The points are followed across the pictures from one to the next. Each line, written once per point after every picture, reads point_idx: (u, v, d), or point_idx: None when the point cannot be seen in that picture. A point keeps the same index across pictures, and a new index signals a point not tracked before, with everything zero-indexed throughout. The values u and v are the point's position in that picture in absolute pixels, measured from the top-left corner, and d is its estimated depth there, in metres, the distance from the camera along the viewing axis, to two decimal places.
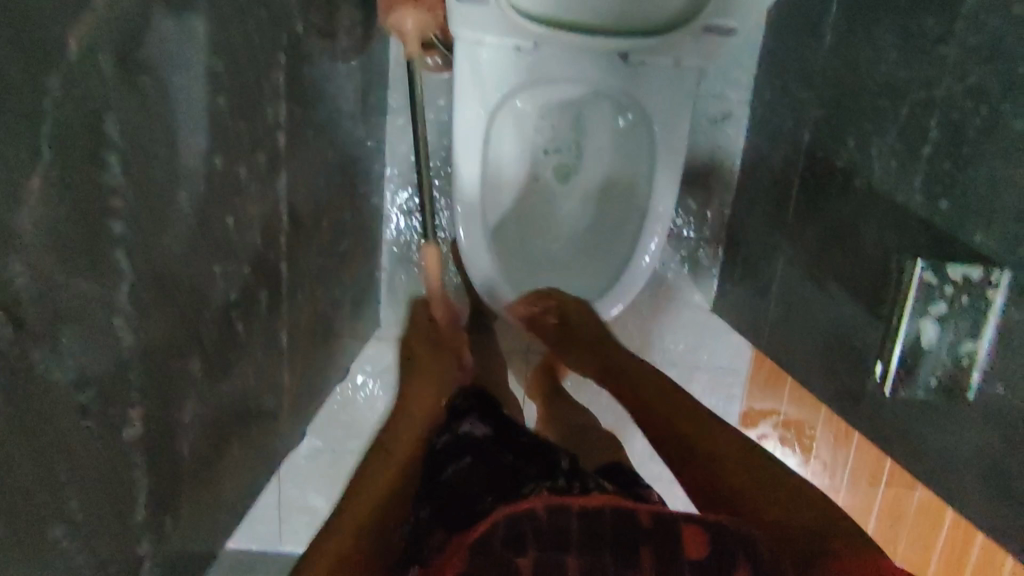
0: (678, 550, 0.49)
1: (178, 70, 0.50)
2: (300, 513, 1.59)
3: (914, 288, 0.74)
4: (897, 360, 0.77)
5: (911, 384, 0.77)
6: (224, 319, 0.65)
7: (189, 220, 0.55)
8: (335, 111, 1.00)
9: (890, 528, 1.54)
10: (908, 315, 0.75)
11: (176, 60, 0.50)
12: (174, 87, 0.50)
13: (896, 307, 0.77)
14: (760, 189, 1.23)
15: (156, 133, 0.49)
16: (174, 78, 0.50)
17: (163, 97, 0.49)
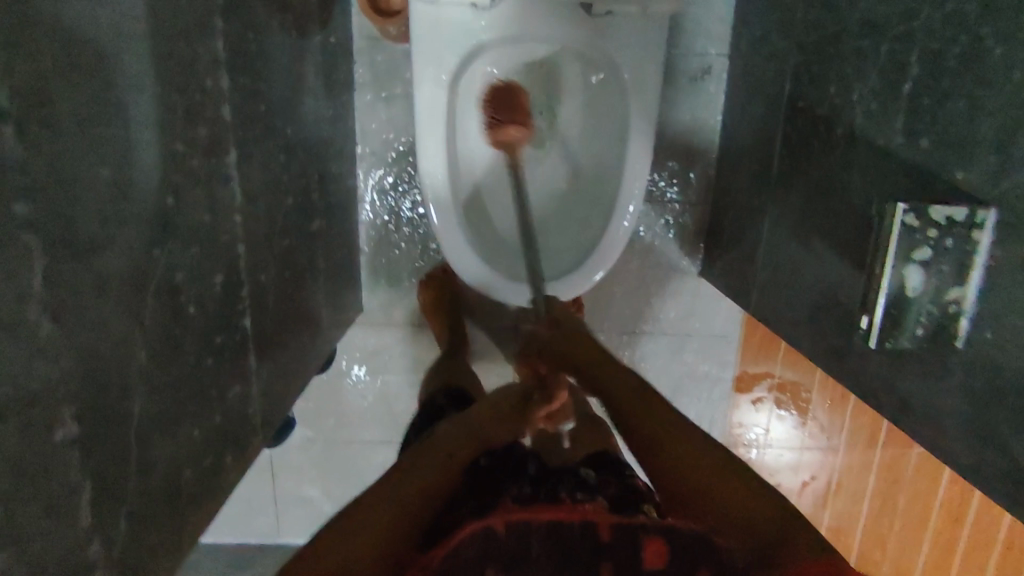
0: (638, 557, 0.59)
1: (84, 32, 0.46)
2: (298, 502, 1.58)
3: (896, 234, 0.69)
4: (881, 313, 0.72)
5: (896, 335, 0.72)
6: (176, 303, 0.61)
7: (117, 199, 0.51)
8: (295, 85, 0.96)
9: (889, 487, 1.58)
10: (890, 263, 0.70)
11: (80, 23, 0.46)
12: (79, 53, 0.46)
13: (878, 255, 0.71)
14: (743, 147, 1.19)
15: (61, 100, 0.44)
16: (78, 42, 0.46)
17: (67, 63, 0.45)
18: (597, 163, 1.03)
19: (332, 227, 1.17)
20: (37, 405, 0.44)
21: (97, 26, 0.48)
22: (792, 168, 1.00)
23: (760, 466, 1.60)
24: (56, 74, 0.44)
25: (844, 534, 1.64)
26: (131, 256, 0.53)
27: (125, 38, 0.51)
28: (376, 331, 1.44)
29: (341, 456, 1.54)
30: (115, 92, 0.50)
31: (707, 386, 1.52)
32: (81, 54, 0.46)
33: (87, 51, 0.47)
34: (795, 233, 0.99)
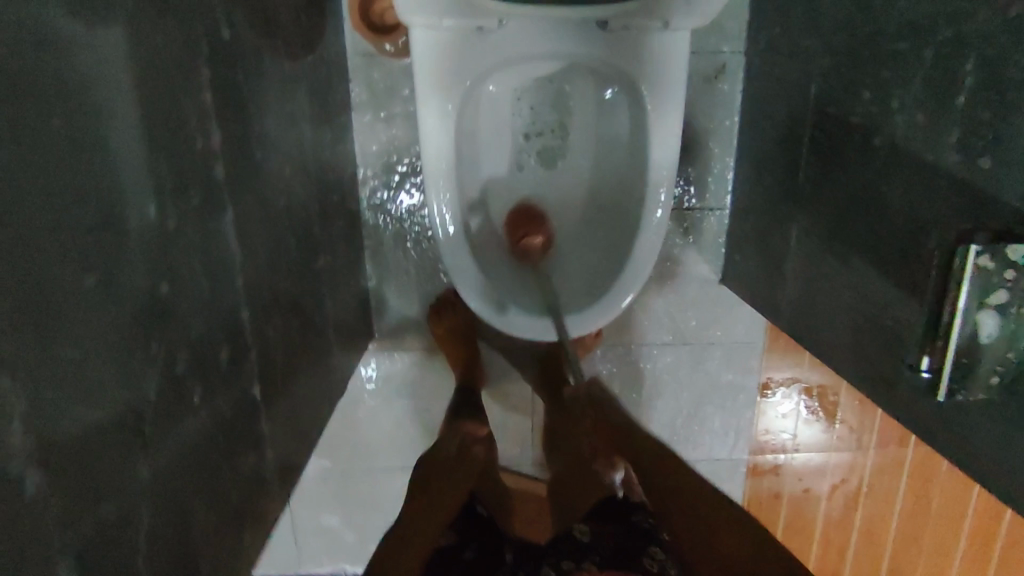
0: None
1: (48, 122, 0.40)
2: (315, 536, 1.49)
3: (969, 276, 0.62)
4: (949, 361, 0.66)
5: (966, 388, 0.66)
6: (174, 393, 0.56)
7: (100, 299, 0.46)
8: (290, 119, 0.90)
9: (920, 493, 1.44)
10: (961, 306, 0.63)
11: (43, 112, 0.40)
12: (46, 147, 0.40)
13: (945, 297, 0.64)
14: (767, 151, 1.13)
15: (26, 206, 0.39)
16: (44, 135, 0.40)
17: (32, 162, 0.39)
18: (615, 183, 0.97)
19: (337, 260, 1.11)
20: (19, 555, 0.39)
21: (63, 112, 0.41)
22: (822, 177, 0.94)
23: (786, 469, 1.56)
24: (19, 178, 0.38)
25: (876, 537, 1.54)
26: (116, 358, 0.48)
27: (97, 117, 0.45)
28: (390, 357, 1.38)
29: (362, 486, 1.47)
30: (90, 183, 0.44)
31: (731, 395, 1.47)
32: (48, 147, 0.40)
33: (54, 142, 0.41)
34: (830, 247, 0.94)
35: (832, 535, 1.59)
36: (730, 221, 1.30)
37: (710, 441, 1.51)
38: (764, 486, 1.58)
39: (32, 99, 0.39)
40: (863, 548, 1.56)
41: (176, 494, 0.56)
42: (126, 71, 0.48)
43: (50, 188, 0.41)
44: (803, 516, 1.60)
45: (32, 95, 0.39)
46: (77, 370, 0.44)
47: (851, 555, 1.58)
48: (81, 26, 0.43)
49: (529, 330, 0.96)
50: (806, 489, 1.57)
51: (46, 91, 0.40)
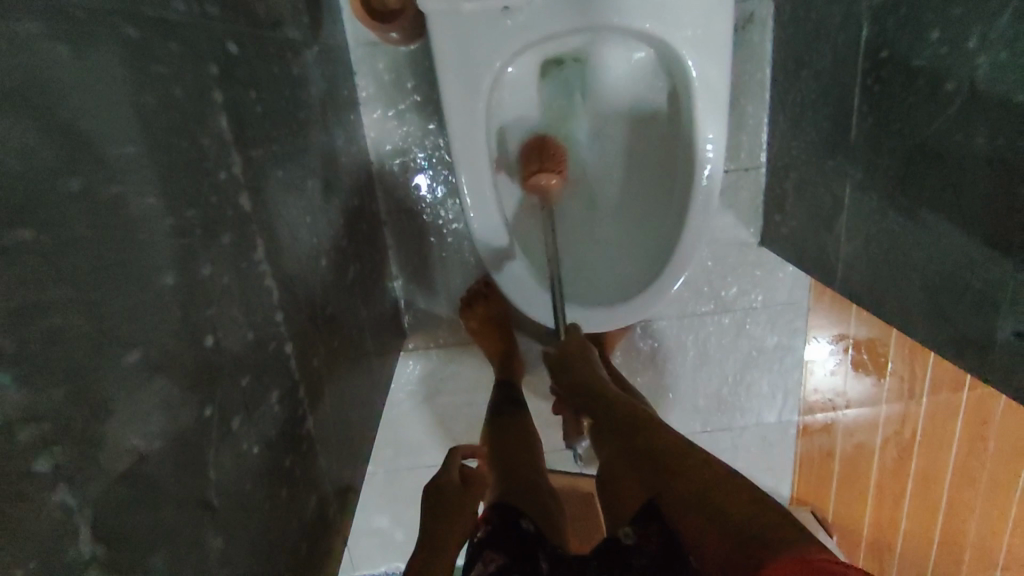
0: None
1: (52, 187, 0.34)
2: (369, 543, 1.39)
3: None
4: None
5: None
6: (241, 454, 0.51)
7: (144, 373, 0.40)
8: (305, 129, 0.84)
9: (978, 438, 1.38)
10: None
11: (45, 178, 0.34)
12: (55, 216, 0.34)
13: None
14: (807, 103, 1.06)
15: (40, 291, 0.33)
16: (51, 205, 0.34)
17: (40, 239, 0.33)
18: (654, 154, 0.96)
19: (364, 267, 1.06)
20: None
21: (77, 179, 0.36)
22: (880, 129, 0.87)
23: (837, 426, 1.45)
24: (29, 260, 0.32)
25: (932, 482, 1.44)
26: (176, 434, 0.43)
27: (110, 171, 0.39)
28: (426, 354, 1.32)
29: (410, 485, 1.36)
30: (119, 256, 0.39)
31: (778, 357, 1.39)
32: (56, 216, 0.34)
33: (61, 208, 0.35)
34: (893, 201, 0.88)
35: (886, 485, 1.47)
36: (768, 179, 1.23)
37: (758, 405, 1.43)
38: (814, 444, 1.47)
39: (40, 173, 0.34)
40: (919, 495, 1.46)
41: (252, 562, 0.51)
42: (139, 114, 0.43)
43: (69, 264, 0.35)
44: (855, 470, 1.47)
45: (42, 169, 0.34)
46: (140, 459, 0.39)
47: (907, 503, 1.47)
48: (76, 68, 0.37)
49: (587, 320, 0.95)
50: (858, 445, 1.45)
51: (46, 152, 0.34)
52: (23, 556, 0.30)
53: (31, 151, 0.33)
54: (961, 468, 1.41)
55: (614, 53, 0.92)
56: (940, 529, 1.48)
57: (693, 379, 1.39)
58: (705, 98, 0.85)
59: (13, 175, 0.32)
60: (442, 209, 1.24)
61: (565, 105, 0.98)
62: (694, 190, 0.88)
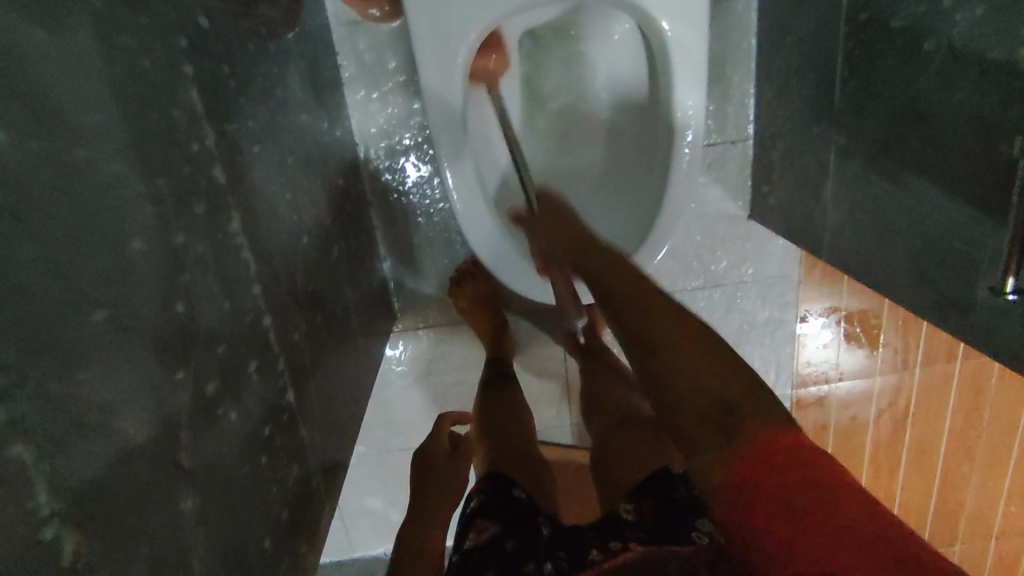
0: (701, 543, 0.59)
1: (20, 145, 0.34)
2: (363, 523, 1.41)
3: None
4: None
5: None
6: (216, 421, 0.52)
7: (116, 336, 0.41)
8: (285, 105, 0.84)
9: (973, 407, 1.40)
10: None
11: (14, 136, 0.34)
12: (22, 173, 0.34)
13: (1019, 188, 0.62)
14: (794, 71, 1.05)
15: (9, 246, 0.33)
16: (18, 162, 0.34)
17: (8, 196, 0.33)
18: (637, 124, 0.95)
19: (351, 246, 1.07)
20: None
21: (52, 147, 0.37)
22: (865, 93, 0.87)
23: (831, 399, 1.43)
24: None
25: (927, 455, 1.45)
26: (151, 395, 0.43)
27: (80, 137, 0.39)
28: (416, 335, 1.32)
29: (404, 465, 1.37)
30: (89, 222, 0.39)
31: (770, 331, 1.38)
32: (23, 174, 0.34)
33: (28, 166, 0.35)
34: (877, 166, 0.87)
35: (880, 459, 1.46)
36: (755, 151, 1.23)
37: None
38: (809, 418, 1.45)
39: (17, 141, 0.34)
40: (914, 469, 1.46)
41: (231, 526, 0.52)
42: (108, 80, 0.43)
43: (38, 223, 0.35)
44: (850, 444, 1.46)
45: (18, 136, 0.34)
46: (109, 415, 0.39)
47: (901, 477, 1.47)
48: (49, 37, 0.38)
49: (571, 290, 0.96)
50: (853, 418, 1.44)
51: (14, 109, 0.34)
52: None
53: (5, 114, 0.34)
54: (954, 439, 1.43)
55: (599, 39, 0.95)
56: (934, 502, 1.49)
57: None
58: (681, 62, 0.84)
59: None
60: (429, 188, 1.24)
61: (554, 93, 1.02)
62: (672, 164, 0.88)
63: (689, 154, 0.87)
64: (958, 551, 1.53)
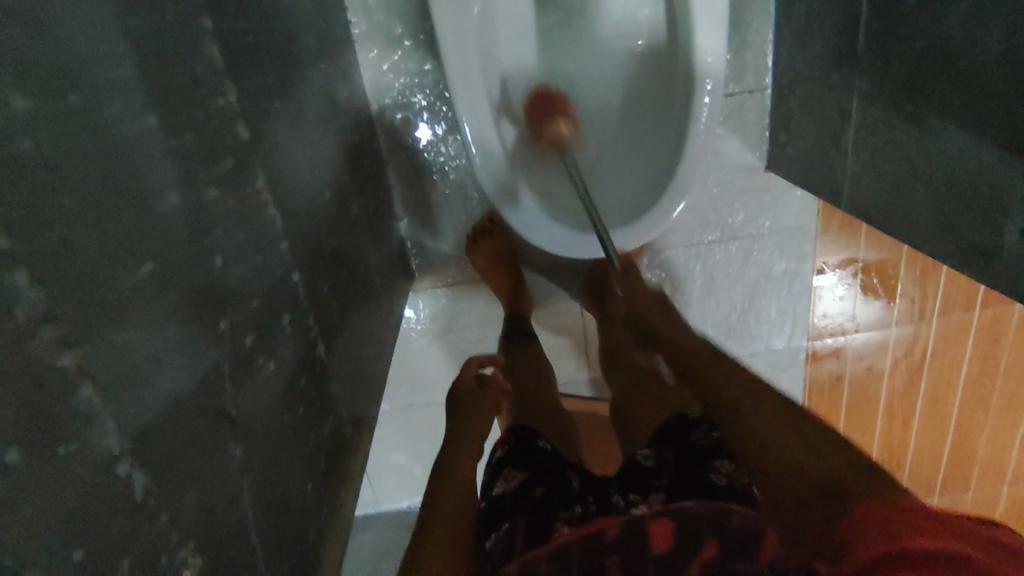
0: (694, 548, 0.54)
1: (38, 95, 0.33)
2: (389, 477, 1.45)
3: None
4: None
5: None
6: (251, 371, 0.53)
7: (156, 287, 0.41)
8: (301, 64, 0.84)
9: (991, 353, 1.40)
10: None
11: (36, 84, 0.33)
12: (46, 129, 0.33)
13: None
14: (817, 16, 1.04)
15: (37, 203, 0.32)
16: (37, 112, 0.33)
17: (36, 148, 0.32)
18: (655, 75, 0.95)
19: (369, 205, 1.07)
20: (149, 542, 0.38)
21: (93, 103, 0.37)
22: (888, 36, 0.85)
23: (847, 350, 1.43)
24: (28, 170, 0.32)
25: (941, 404, 1.46)
26: (191, 347, 0.44)
27: (108, 92, 0.39)
28: (434, 293, 1.34)
29: (426, 422, 1.41)
30: (129, 173, 0.40)
31: (786, 284, 1.38)
32: (50, 128, 0.34)
33: (53, 119, 0.34)
34: (900, 109, 0.86)
35: (896, 406, 1.47)
36: (773, 99, 1.22)
37: (767, 333, 1.42)
38: (824, 370, 1.46)
39: (62, 96, 0.35)
40: (928, 416, 1.48)
41: (272, 471, 0.54)
42: (141, 35, 0.43)
43: (68, 177, 0.34)
44: (864, 395, 1.47)
45: (62, 89, 0.35)
46: (156, 364, 0.40)
47: (916, 426, 1.49)
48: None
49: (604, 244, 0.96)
50: (869, 368, 1.44)
51: (46, 65, 0.34)
52: (60, 441, 0.32)
53: (49, 76, 0.34)
54: (972, 386, 1.44)
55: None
56: (948, 448, 1.51)
57: (704, 306, 1.39)
58: (703, 13, 0.85)
59: (43, 91, 0.33)
60: (442, 145, 1.24)
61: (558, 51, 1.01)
62: (690, 128, 0.89)
63: (708, 114, 0.88)
64: (970, 496, 1.56)
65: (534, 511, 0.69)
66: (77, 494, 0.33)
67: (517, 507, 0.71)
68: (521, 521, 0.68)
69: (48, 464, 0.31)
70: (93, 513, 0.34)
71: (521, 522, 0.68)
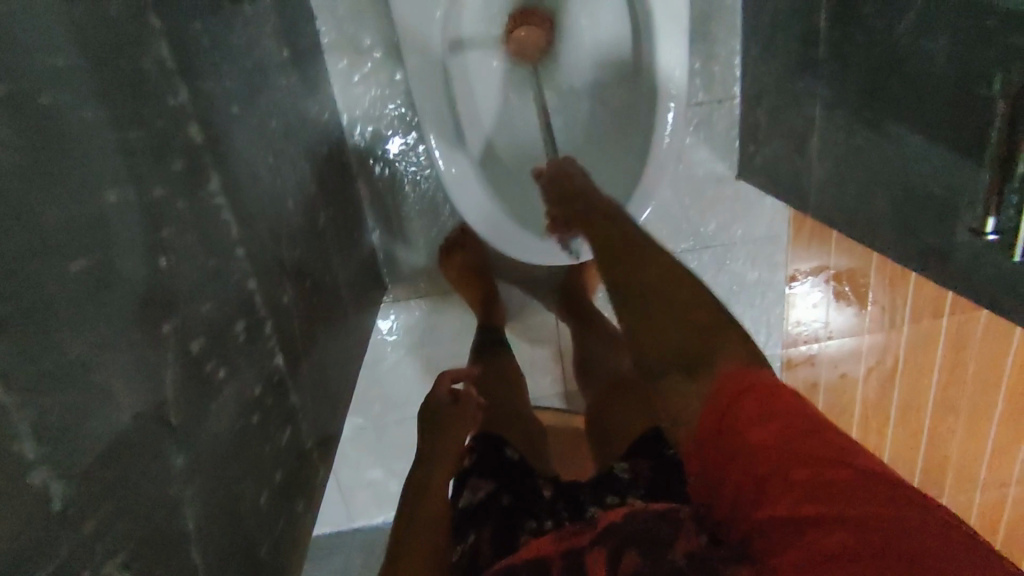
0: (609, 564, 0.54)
1: None
2: (361, 495, 1.42)
3: None
4: None
5: None
6: (199, 377, 0.51)
7: (91, 286, 0.40)
8: (264, 71, 0.83)
9: (959, 361, 1.41)
10: None
11: None
12: None
13: None
14: (779, 27, 1.05)
15: None
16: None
17: None
18: (621, 84, 0.95)
19: (337, 214, 1.06)
20: (75, 550, 0.36)
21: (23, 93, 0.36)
22: (847, 44, 0.87)
23: (821, 358, 1.44)
24: None
25: (914, 412, 1.47)
26: (128, 349, 0.43)
27: (41, 83, 0.38)
28: (408, 305, 1.32)
29: (400, 436, 1.38)
30: (64, 166, 0.39)
31: (760, 292, 1.38)
32: None
33: None
34: (859, 115, 0.87)
35: (871, 414, 1.48)
36: (742, 110, 1.23)
37: None
38: (799, 378, 1.46)
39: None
40: (902, 423, 1.49)
41: (220, 481, 0.52)
42: (80, 29, 0.42)
43: None
44: (840, 402, 1.47)
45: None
46: (86, 364, 0.39)
47: (891, 433, 1.50)
48: None
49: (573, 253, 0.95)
50: (843, 376, 1.45)
51: None
52: None
53: None
54: (944, 395, 1.45)
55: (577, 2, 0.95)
56: (922, 456, 1.52)
57: None
58: (666, 20, 0.86)
59: None
60: (414, 155, 1.24)
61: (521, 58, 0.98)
62: (655, 136, 0.89)
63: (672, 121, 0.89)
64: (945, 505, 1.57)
65: (502, 523, 0.67)
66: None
67: (486, 521, 0.69)
68: (489, 536, 0.66)
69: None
70: (4, 519, 0.32)
71: (488, 536, 0.66)
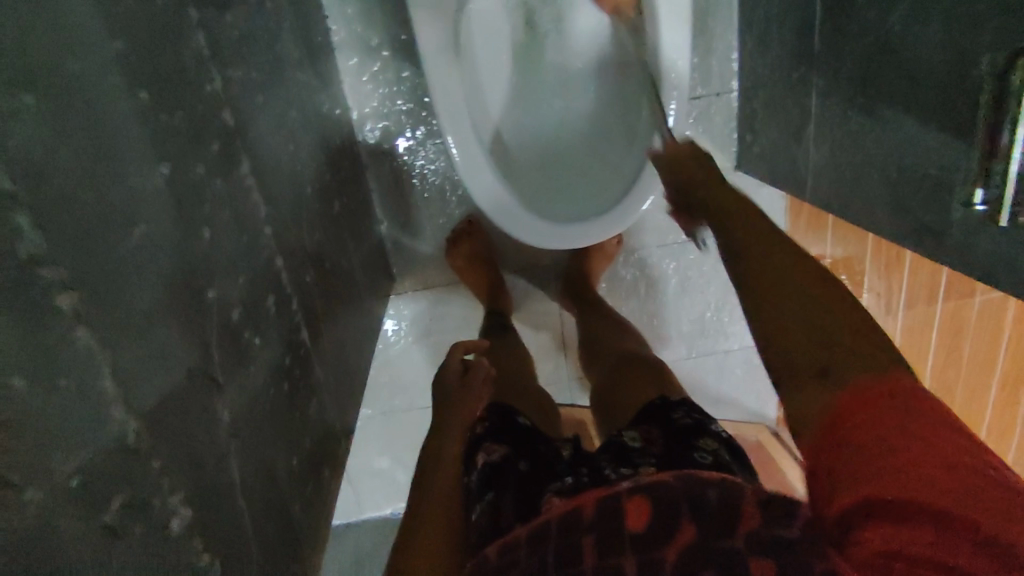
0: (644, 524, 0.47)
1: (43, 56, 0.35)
2: (371, 484, 1.45)
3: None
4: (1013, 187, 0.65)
5: None
6: (237, 344, 0.54)
7: (149, 251, 0.43)
8: (283, 64, 0.86)
9: (953, 343, 1.41)
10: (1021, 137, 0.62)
11: (44, 49, 0.35)
12: (49, 87, 0.35)
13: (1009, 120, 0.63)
14: (775, 20, 1.09)
15: (38, 153, 0.34)
16: (41, 73, 0.35)
17: (38, 104, 0.34)
18: (626, 76, 0.99)
19: (350, 204, 1.10)
20: (141, 488, 0.40)
21: (91, 71, 0.39)
22: (840, 35, 0.91)
23: None
24: (32, 122, 0.34)
25: None
26: (180, 311, 0.46)
27: (105, 62, 0.41)
28: (416, 296, 1.36)
29: (409, 425, 1.41)
30: (123, 138, 0.42)
31: None
32: (55, 87, 0.36)
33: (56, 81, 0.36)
34: (853, 102, 0.91)
35: None
36: (740, 102, 1.27)
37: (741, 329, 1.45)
38: None
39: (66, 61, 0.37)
40: None
41: (257, 441, 0.55)
42: (133, 14, 0.45)
43: (67, 135, 0.36)
44: None
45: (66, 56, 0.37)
46: (147, 321, 0.42)
47: None
48: None
49: (580, 237, 1.00)
50: None
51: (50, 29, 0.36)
52: (58, 379, 0.34)
53: (53, 41, 0.36)
54: (938, 377, 1.46)
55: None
56: None
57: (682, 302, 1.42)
58: (669, 13, 0.90)
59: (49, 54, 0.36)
60: (422, 148, 1.27)
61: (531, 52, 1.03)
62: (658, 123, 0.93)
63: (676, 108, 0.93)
64: None
65: (519, 484, 0.69)
66: (73, 430, 0.35)
67: (502, 483, 0.71)
68: (507, 496, 0.68)
69: (45, 396, 0.33)
70: (83, 450, 0.35)
71: (506, 497, 0.68)
